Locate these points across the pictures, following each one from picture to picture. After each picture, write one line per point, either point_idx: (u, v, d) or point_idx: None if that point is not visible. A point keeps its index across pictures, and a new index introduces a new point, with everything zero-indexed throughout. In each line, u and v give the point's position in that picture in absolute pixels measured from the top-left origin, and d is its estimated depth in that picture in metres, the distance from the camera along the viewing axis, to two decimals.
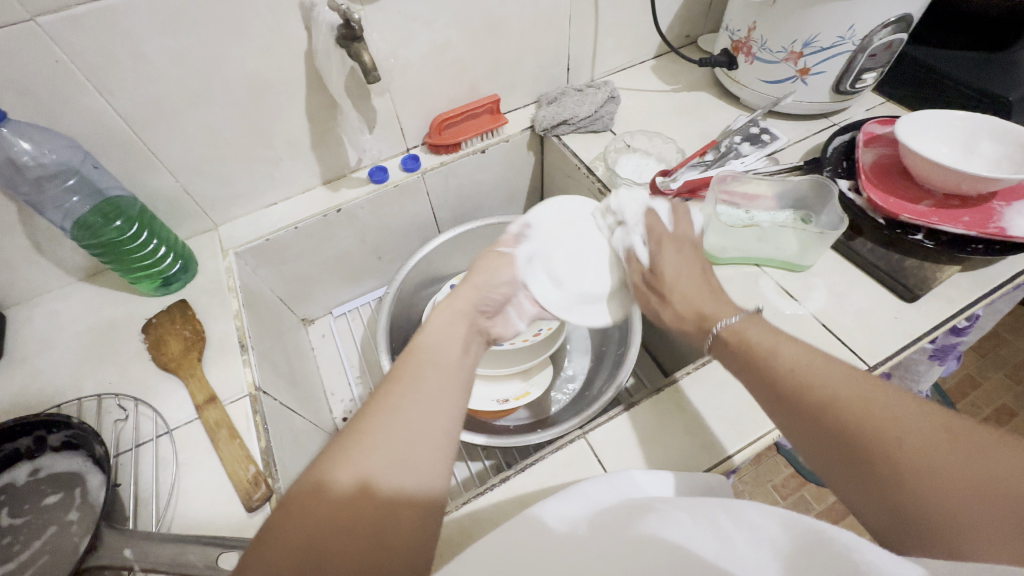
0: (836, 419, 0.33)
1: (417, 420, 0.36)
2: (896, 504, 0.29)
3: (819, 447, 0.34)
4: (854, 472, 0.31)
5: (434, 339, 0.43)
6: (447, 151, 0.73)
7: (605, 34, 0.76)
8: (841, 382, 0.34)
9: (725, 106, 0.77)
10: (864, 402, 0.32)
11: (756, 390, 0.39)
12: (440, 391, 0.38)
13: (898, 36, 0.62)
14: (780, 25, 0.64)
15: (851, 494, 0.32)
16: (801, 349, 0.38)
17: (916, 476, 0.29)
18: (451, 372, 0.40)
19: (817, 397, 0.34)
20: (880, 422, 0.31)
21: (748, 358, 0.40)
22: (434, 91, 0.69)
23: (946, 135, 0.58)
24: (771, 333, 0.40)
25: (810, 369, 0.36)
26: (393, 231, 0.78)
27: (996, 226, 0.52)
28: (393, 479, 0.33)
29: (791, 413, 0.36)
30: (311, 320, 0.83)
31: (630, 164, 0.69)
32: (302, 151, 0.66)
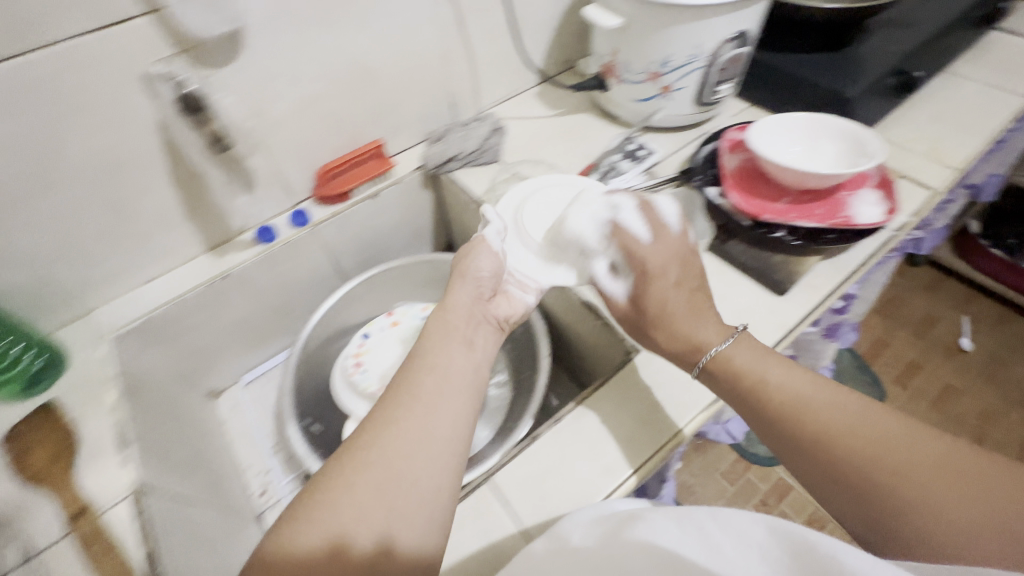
0: (840, 451, 0.39)
1: (411, 434, 0.39)
2: (894, 524, 0.36)
3: (825, 480, 0.39)
4: (865, 503, 0.37)
5: (424, 352, 0.46)
6: (337, 200, 0.72)
7: (483, 69, 0.78)
8: (845, 415, 0.40)
9: (606, 126, 0.80)
10: (860, 429, 0.39)
11: (760, 421, 0.44)
12: (431, 396, 0.42)
13: (740, 51, 0.68)
14: (637, 48, 0.67)
15: (850, 514, 0.38)
16: (798, 377, 0.44)
17: (911, 499, 0.35)
18: (445, 380, 0.44)
19: (822, 432, 0.40)
20: (882, 457, 0.37)
21: (738, 385, 0.45)
22: (312, 143, 0.68)
23: (778, 140, 0.62)
24: (756, 356, 0.46)
25: (819, 399, 0.41)
26: (294, 288, 0.75)
27: (843, 216, 0.58)
28: (394, 520, 0.36)
29: (795, 443, 0.41)
30: (220, 392, 0.78)
31: (520, 193, 0.70)
32: (176, 221, 0.62)
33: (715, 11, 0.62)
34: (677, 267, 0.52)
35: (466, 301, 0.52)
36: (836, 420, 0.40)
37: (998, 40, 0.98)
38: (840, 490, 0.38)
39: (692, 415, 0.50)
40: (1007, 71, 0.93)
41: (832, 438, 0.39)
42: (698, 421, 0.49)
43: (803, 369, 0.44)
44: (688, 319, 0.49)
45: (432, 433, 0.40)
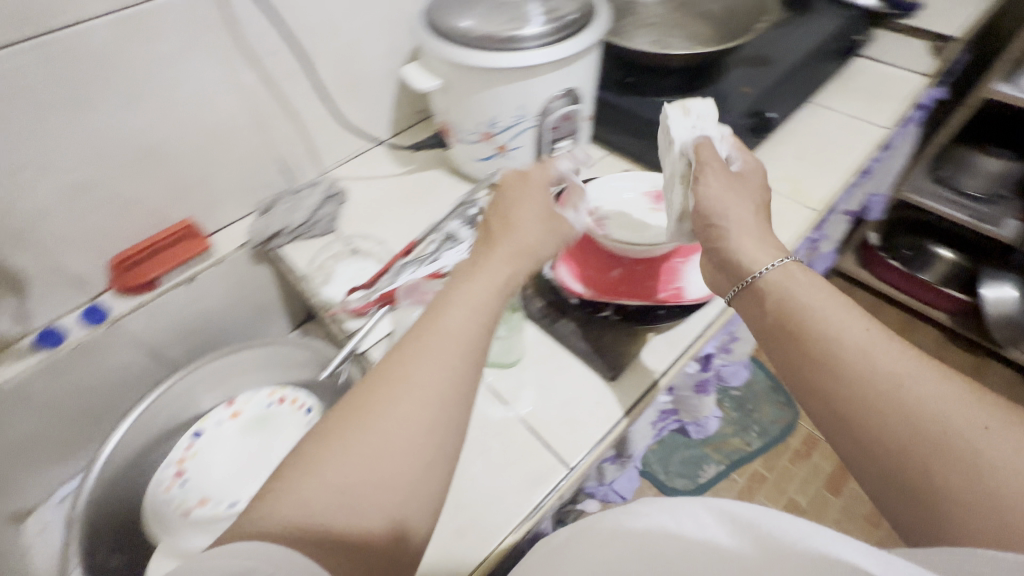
0: (889, 402, 0.35)
1: (433, 385, 0.34)
2: (923, 489, 0.33)
3: (864, 461, 0.37)
4: (893, 460, 0.35)
5: (461, 317, 0.38)
6: (142, 290, 0.63)
7: (316, 131, 0.72)
8: (897, 367, 0.36)
9: (457, 183, 0.75)
10: (941, 404, 0.34)
11: (789, 353, 0.41)
12: (466, 344, 0.36)
13: (572, 107, 0.64)
14: (464, 109, 0.63)
15: (893, 499, 0.35)
16: (858, 324, 0.39)
17: (939, 462, 0.33)
18: (473, 323, 0.38)
19: (877, 383, 0.36)
20: (928, 411, 0.34)
21: (801, 337, 0.40)
22: (101, 230, 0.59)
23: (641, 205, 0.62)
24: (835, 308, 0.40)
25: (868, 349, 0.37)
26: (104, 390, 0.66)
27: (673, 289, 0.55)
28: (376, 490, 0.31)
29: (830, 395, 0.38)
30: (28, 513, 0.68)
31: (347, 273, 0.63)
32: None
33: (538, 70, 0.58)
34: (730, 191, 0.49)
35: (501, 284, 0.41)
36: (898, 398, 0.35)
37: (862, 68, 1.00)
38: (885, 469, 0.35)
39: (507, 534, 0.44)
40: (868, 100, 0.94)
41: (900, 402, 0.35)
42: (515, 534, 0.44)
43: (859, 317, 0.40)
44: (744, 258, 0.46)
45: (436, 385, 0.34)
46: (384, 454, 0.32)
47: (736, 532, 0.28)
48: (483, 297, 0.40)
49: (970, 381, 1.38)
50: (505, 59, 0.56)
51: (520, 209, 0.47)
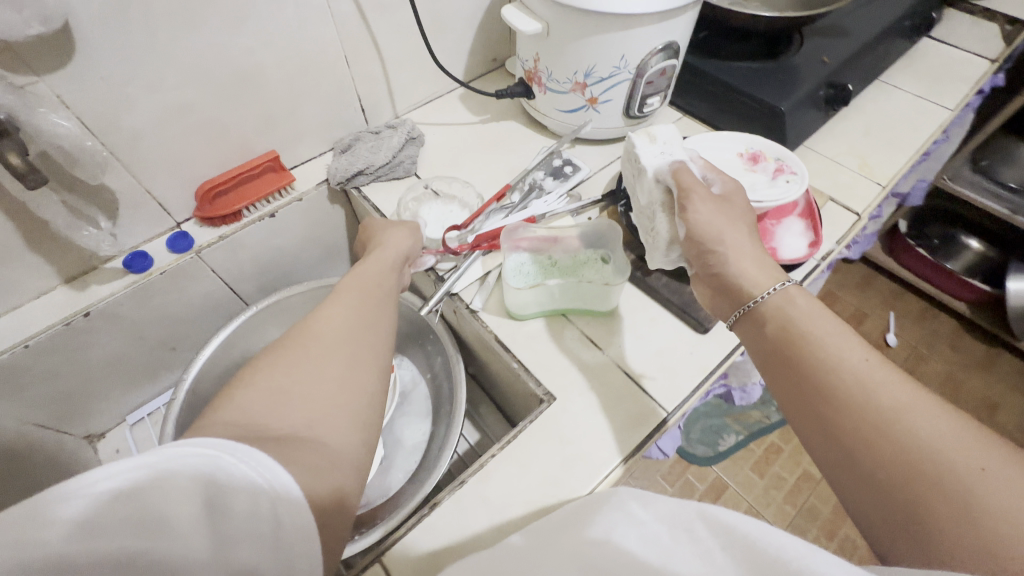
0: (884, 435, 0.31)
1: (365, 348, 0.36)
2: (928, 539, 0.28)
3: (850, 481, 0.32)
4: (893, 503, 0.30)
5: (359, 281, 0.42)
6: (225, 222, 0.63)
7: (397, 71, 0.70)
8: (898, 398, 0.32)
9: (533, 135, 0.74)
10: (939, 434, 0.29)
11: (784, 378, 0.37)
12: (372, 301, 0.40)
13: (669, 62, 0.63)
14: (560, 56, 0.62)
15: (875, 520, 0.31)
16: (857, 351, 0.35)
17: (942, 505, 0.27)
18: (369, 296, 0.41)
19: (870, 411, 0.32)
20: (927, 446, 0.29)
21: (795, 353, 0.36)
22: (189, 156, 0.58)
23: (757, 161, 0.58)
24: (832, 331, 0.36)
25: (861, 375, 0.33)
26: (181, 318, 0.66)
27: (768, 248, 0.55)
28: (325, 409, 0.31)
29: (825, 425, 0.34)
30: (101, 435, 0.69)
31: (432, 216, 0.64)
32: (14, 252, 0.52)
33: (637, 22, 0.56)
34: (724, 216, 0.45)
35: (378, 267, 0.45)
36: (894, 424, 0.31)
37: (928, 49, 0.99)
38: (869, 492, 0.31)
39: (594, 484, 0.45)
40: (934, 81, 0.93)
41: (894, 426, 0.30)
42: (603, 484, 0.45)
43: (857, 340, 0.35)
44: (742, 281, 0.42)
45: (369, 335, 0.37)
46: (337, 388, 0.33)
47: (729, 544, 0.27)
48: (382, 285, 0.43)
49: (981, 369, 1.42)
50: (617, 5, 0.54)
51: (393, 236, 0.51)
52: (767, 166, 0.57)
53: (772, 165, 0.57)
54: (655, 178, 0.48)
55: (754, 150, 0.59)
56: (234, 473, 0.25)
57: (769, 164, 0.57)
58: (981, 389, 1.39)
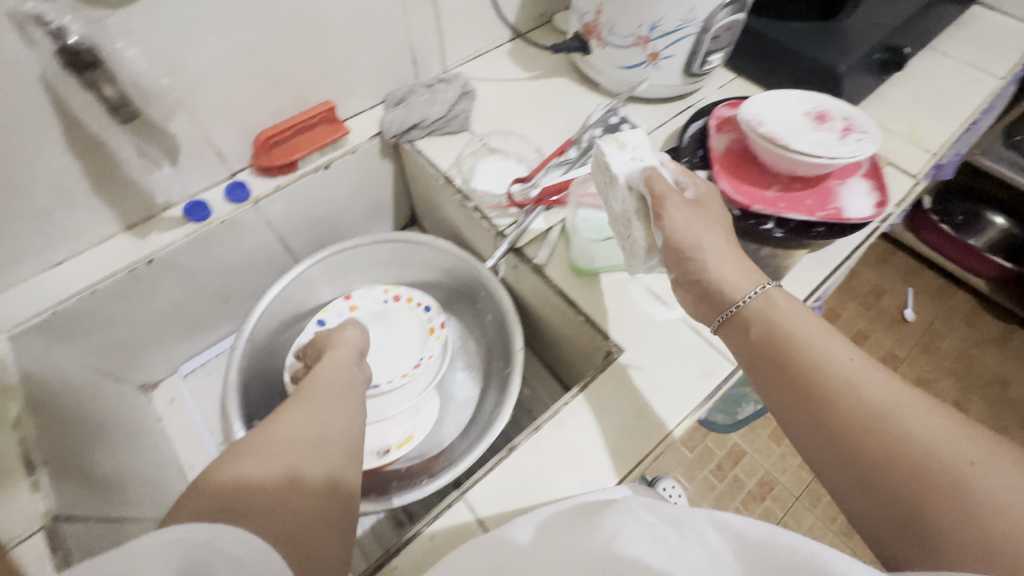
0: (879, 432, 0.31)
1: (342, 413, 0.45)
2: (929, 534, 0.28)
3: (846, 479, 0.32)
4: (892, 500, 0.30)
5: (321, 378, 0.50)
6: (282, 173, 0.62)
7: (450, 22, 0.68)
8: (884, 397, 0.32)
9: (585, 93, 0.73)
10: (931, 431, 0.30)
11: (773, 379, 0.37)
12: (335, 396, 0.47)
13: (736, 17, 0.61)
14: (624, 8, 0.60)
15: (873, 518, 0.31)
16: (841, 351, 0.35)
17: (942, 500, 0.28)
18: (334, 393, 0.48)
19: (863, 410, 0.32)
20: (922, 442, 0.30)
21: (785, 353, 0.37)
22: (247, 103, 0.57)
23: (824, 119, 0.57)
24: (815, 331, 0.37)
25: (851, 374, 0.34)
26: (235, 270, 0.66)
27: (834, 207, 0.55)
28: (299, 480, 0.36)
29: (818, 423, 0.34)
30: (154, 385, 0.70)
31: (489, 170, 0.63)
32: (79, 196, 0.52)
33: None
34: (699, 223, 0.44)
35: (340, 362, 0.54)
36: (888, 424, 0.31)
37: (978, 16, 0.96)
38: (868, 492, 0.31)
39: (678, 421, 0.47)
40: (983, 49, 0.91)
41: (888, 426, 0.31)
42: (681, 429, 0.47)
43: (841, 339, 0.36)
44: (725, 285, 0.42)
45: (329, 418, 0.43)
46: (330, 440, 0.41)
47: (741, 547, 0.28)
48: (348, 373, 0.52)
49: (996, 345, 1.44)
50: None
51: (349, 333, 0.60)
52: (835, 125, 0.57)
53: (839, 124, 0.57)
54: (628, 191, 0.45)
55: (819, 109, 0.58)
56: (221, 546, 0.28)
57: (837, 123, 0.57)
58: (994, 364, 1.41)
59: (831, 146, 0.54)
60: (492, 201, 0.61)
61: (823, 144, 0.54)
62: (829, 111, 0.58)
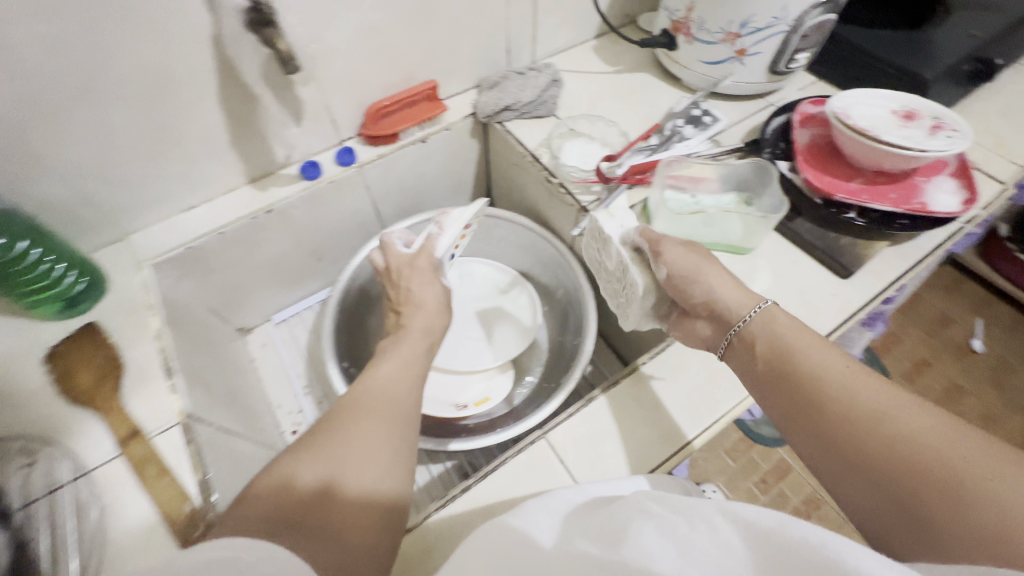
0: (876, 438, 0.32)
1: (382, 416, 0.40)
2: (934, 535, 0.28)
3: (847, 482, 0.33)
4: (897, 503, 0.30)
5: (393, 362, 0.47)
6: (384, 142, 0.69)
7: (545, 15, 0.73)
8: (877, 399, 0.33)
9: (666, 88, 0.76)
10: (922, 429, 0.30)
11: (777, 394, 0.38)
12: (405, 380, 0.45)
13: (828, 16, 0.62)
14: (717, 6, 0.62)
15: (875, 517, 0.31)
16: (836, 358, 0.37)
17: (943, 500, 0.28)
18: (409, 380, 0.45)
19: (856, 415, 0.33)
20: (915, 443, 0.30)
21: (785, 366, 0.38)
22: (366, 79, 0.63)
23: (914, 116, 0.58)
24: (811, 342, 0.39)
25: (844, 383, 0.35)
26: (333, 230, 0.73)
27: (919, 202, 0.56)
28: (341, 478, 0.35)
29: (820, 435, 0.35)
30: (250, 329, 0.77)
31: (575, 151, 0.67)
32: (220, 148, 0.59)
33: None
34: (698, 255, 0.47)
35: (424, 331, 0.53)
36: (879, 424, 0.32)
37: None
38: (867, 492, 0.31)
39: (696, 434, 0.48)
40: None
41: (877, 427, 0.32)
42: (713, 430, 0.49)
43: (836, 352, 0.37)
44: (731, 306, 0.43)
45: (398, 403, 0.42)
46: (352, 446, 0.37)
47: (751, 538, 0.25)
48: (415, 365, 0.48)
49: None
50: None
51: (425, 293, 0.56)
52: (925, 121, 0.57)
53: (929, 120, 0.57)
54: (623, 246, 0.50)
55: (908, 107, 0.59)
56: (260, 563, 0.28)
57: (927, 119, 0.57)
58: None
59: (921, 140, 0.54)
60: (580, 176, 0.64)
61: (912, 137, 0.55)
62: (919, 109, 0.59)
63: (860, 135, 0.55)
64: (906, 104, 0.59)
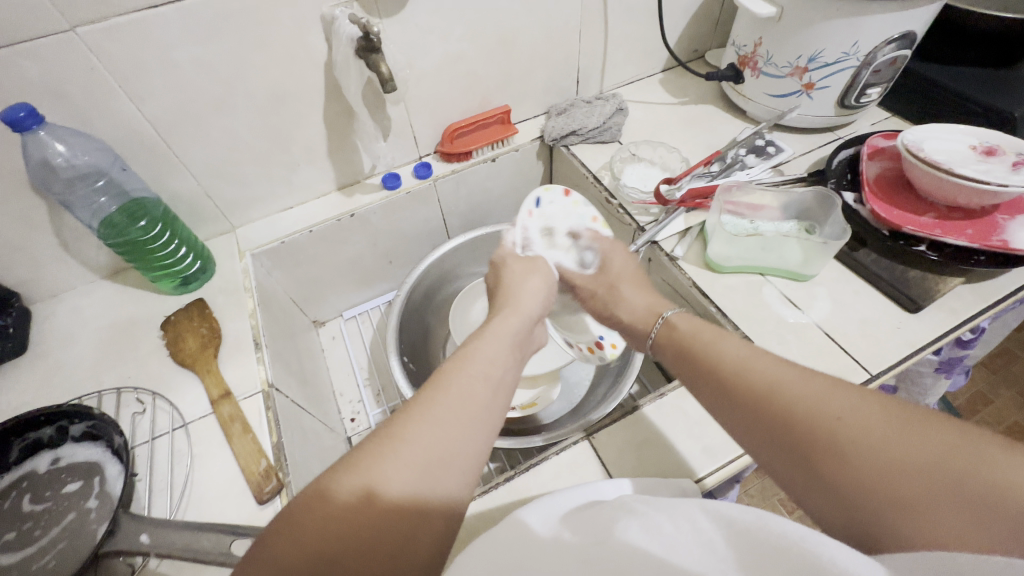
0: (780, 412, 0.33)
1: (449, 433, 0.33)
2: (846, 488, 0.30)
3: (778, 461, 0.34)
4: (810, 470, 0.31)
5: (489, 347, 0.40)
6: (458, 159, 0.75)
7: (615, 49, 0.78)
8: (774, 375, 0.35)
9: (730, 119, 0.78)
10: (819, 396, 0.32)
11: (695, 381, 0.41)
12: (496, 377, 0.38)
13: (902, 52, 0.62)
14: (784, 41, 0.64)
15: (802, 489, 0.32)
16: (733, 344, 0.40)
17: (848, 454, 0.30)
18: (499, 386, 0.38)
19: (761, 394, 0.35)
20: (812, 410, 0.32)
21: (695, 358, 0.42)
22: (447, 101, 0.70)
23: (995, 153, 0.56)
24: (710, 333, 0.42)
25: (747, 360, 0.37)
26: (405, 236, 0.80)
27: (999, 238, 0.53)
28: (420, 497, 0.30)
29: (737, 409, 0.37)
30: (322, 322, 0.85)
31: (635, 174, 0.70)
32: (319, 157, 0.68)
33: (878, 7, 0.56)
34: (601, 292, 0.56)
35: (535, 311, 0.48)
36: (781, 398, 0.34)
37: None
38: (789, 465, 0.33)
39: (711, 470, 0.46)
40: None
41: (780, 401, 0.34)
42: (733, 467, 0.47)
43: (732, 338, 0.40)
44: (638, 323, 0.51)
45: (479, 400, 0.35)
46: (400, 453, 0.31)
47: (729, 534, 0.26)
48: (503, 367, 0.39)
49: None
50: None
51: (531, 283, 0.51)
52: (1008, 158, 0.55)
53: (1013, 157, 0.55)
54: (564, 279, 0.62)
55: (989, 144, 0.57)
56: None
57: (1010, 156, 0.55)
58: None
59: (1003, 175, 0.52)
60: (638, 197, 0.67)
61: (992, 173, 0.53)
62: (1002, 146, 0.56)
63: (931, 166, 0.53)
64: (987, 142, 0.57)
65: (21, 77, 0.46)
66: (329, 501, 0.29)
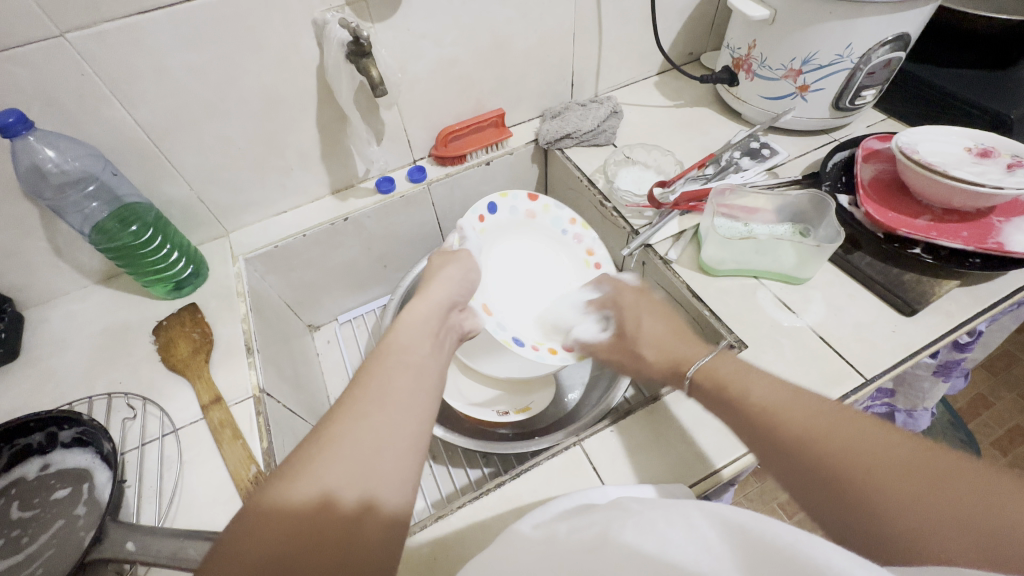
0: (822, 453, 0.31)
1: (376, 427, 0.33)
2: (859, 519, 0.29)
3: (817, 500, 0.31)
4: (855, 516, 0.29)
5: (405, 339, 0.40)
6: (452, 163, 0.75)
7: (610, 52, 0.78)
8: (814, 419, 0.33)
9: (725, 122, 0.78)
10: (865, 441, 0.31)
11: (732, 422, 0.39)
12: (415, 366, 0.38)
13: (895, 54, 0.62)
14: (778, 44, 0.64)
15: (844, 532, 0.30)
16: (767, 385, 0.38)
17: (863, 482, 0.29)
18: (421, 375, 0.38)
19: (800, 434, 0.33)
20: (858, 451, 0.30)
21: (723, 395, 0.40)
22: (441, 105, 0.70)
23: (991, 154, 0.55)
24: (740, 370, 0.41)
25: (781, 404, 0.35)
26: (400, 239, 0.80)
27: (994, 241, 0.53)
28: (371, 487, 0.31)
29: (775, 448, 0.35)
30: (318, 327, 0.85)
31: (630, 177, 0.70)
32: (313, 161, 0.68)
33: (871, 9, 0.56)
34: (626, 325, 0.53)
35: (446, 298, 0.48)
36: (828, 437, 0.32)
37: None
38: (829, 506, 0.31)
39: (727, 463, 0.46)
40: None
41: (822, 441, 0.32)
42: (750, 459, 0.47)
43: (765, 377, 0.39)
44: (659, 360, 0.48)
45: (401, 392, 0.36)
46: (347, 451, 0.31)
47: (722, 543, 0.25)
48: (420, 356, 0.39)
49: None
50: None
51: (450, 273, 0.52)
52: (1004, 160, 0.54)
53: (1009, 158, 0.54)
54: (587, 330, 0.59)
55: (985, 146, 0.57)
56: None
57: (1007, 158, 0.54)
58: None
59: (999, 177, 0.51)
60: (632, 201, 0.67)
61: (987, 175, 0.52)
62: (998, 148, 0.56)
63: (927, 168, 0.53)
64: (984, 144, 0.57)
65: (11, 83, 0.46)
66: (331, 508, 0.30)
